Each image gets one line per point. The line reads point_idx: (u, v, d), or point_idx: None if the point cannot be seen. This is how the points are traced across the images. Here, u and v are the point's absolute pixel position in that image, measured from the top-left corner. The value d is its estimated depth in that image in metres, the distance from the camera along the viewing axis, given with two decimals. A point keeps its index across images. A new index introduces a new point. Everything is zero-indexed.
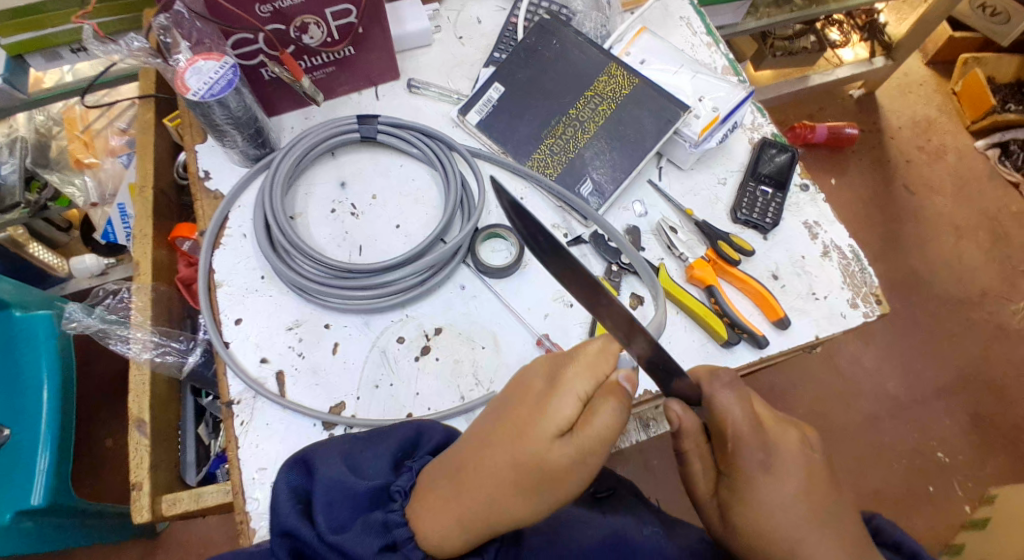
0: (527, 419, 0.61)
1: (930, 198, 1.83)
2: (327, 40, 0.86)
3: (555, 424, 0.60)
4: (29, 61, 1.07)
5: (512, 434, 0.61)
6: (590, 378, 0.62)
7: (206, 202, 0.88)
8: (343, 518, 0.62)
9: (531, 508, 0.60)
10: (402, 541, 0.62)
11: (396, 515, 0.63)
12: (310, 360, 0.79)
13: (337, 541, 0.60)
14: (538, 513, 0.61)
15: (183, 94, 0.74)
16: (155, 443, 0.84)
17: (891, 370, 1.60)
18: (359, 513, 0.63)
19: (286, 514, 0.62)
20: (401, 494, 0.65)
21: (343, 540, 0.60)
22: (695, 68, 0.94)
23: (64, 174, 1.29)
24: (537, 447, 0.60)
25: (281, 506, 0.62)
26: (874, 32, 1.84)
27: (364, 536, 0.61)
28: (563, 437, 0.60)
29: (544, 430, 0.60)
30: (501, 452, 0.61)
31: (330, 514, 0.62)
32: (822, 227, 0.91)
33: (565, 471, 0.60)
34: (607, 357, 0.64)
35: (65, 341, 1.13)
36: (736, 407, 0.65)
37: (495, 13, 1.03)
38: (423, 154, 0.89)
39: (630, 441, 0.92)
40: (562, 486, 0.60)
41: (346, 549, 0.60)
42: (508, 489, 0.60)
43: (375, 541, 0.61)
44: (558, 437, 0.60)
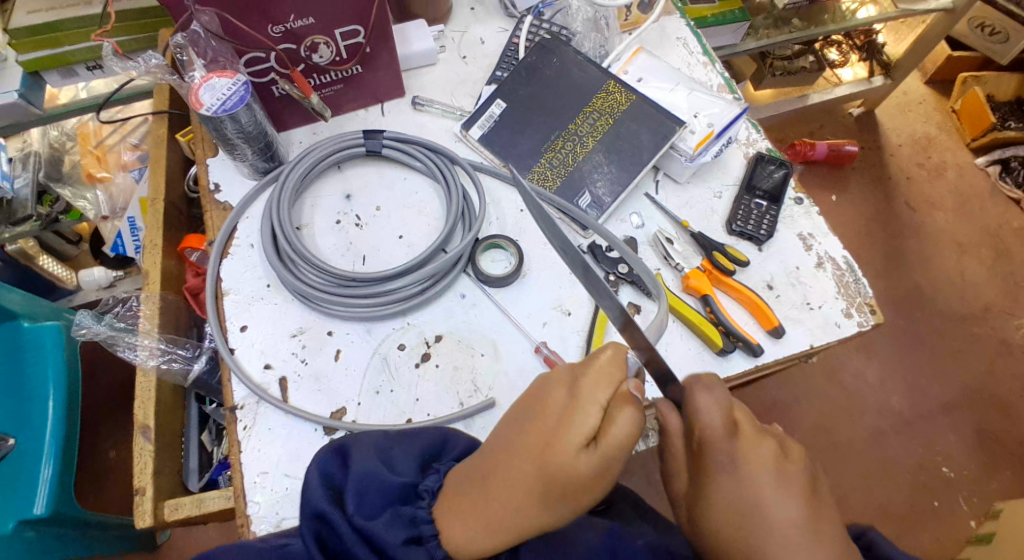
0: (552, 430, 0.63)
1: (931, 215, 1.85)
2: (336, 59, 0.90)
3: (581, 435, 0.62)
4: (46, 78, 1.12)
5: (537, 446, 0.63)
6: (607, 388, 0.65)
7: (216, 213, 0.91)
8: (374, 507, 0.64)
9: (524, 510, 0.62)
10: (427, 536, 0.64)
11: (423, 512, 0.65)
12: (313, 366, 0.81)
13: (369, 528, 0.62)
14: (532, 515, 0.62)
15: (196, 109, 0.78)
16: (159, 449, 0.86)
17: (894, 385, 1.60)
18: (388, 506, 0.65)
19: (318, 499, 0.63)
20: (429, 494, 0.68)
21: (373, 527, 0.62)
22: (691, 86, 0.97)
23: (76, 189, 1.33)
24: (562, 458, 0.62)
25: (313, 491, 0.64)
26: (872, 52, 1.89)
27: (392, 526, 0.63)
28: (589, 448, 0.62)
29: (569, 441, 0.62)
30: (525, 461, 0.63)
31: (361, 502, 0.64)
32: (816, 239, 0.93)
33: (585, 478, 0.62)
34: (617, 367, 0.66)
35: (70, 352, 1.16)
36: (716, 416, 0.66)
37: (498, 34, 1.07)
38: (426, 168, 0.92)
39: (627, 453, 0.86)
40: (569, 490, 0.62)
41: (376, 538, 0.62)
42: (518, 492, 0.62)
43: (402, 533, 0.63)
44: (583, 449, 0.62)
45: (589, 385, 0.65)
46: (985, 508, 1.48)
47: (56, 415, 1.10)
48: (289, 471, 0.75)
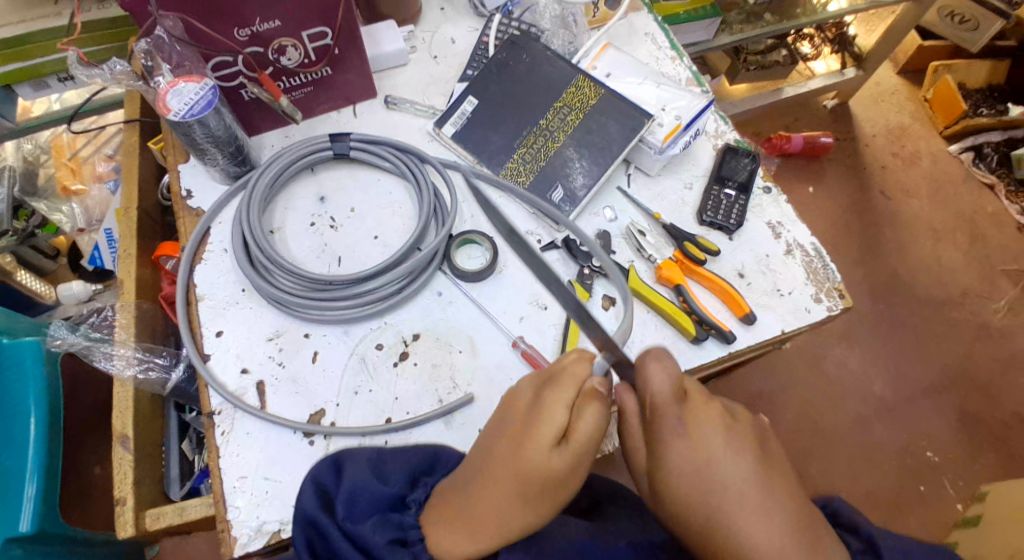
0: (524, 431, 0.65)
1: (907, 202, 1.88)
2: (304, 62, 0.90)
3: (550, 433, 0.64)
4: (17, 91, 1.09)
5: (515, 447, 0.64)
6: (573, 388, 0.67)
7: (188, 219, 0.91)
8: (362, 511, 0.64)
9: (504, 507, 0.62)
10: (413, 541, 0.63)
11: (411, 519, 0.65)
12: (290, 369, 0.81)
13: (354, 530, 0.62)
14: (512, 513, 0.62)
15: (164, 115, 0.78)
16: (138, 458, 0.86)
17: (877, 371, 1.63)
18: (377, 512, 0.64)
19: (309, 506, 0.64)
20: (416, 504, 0.67)
21: (360, 530, 0.62)
22: (658, 79, 0.98)
23: (52, 202, 1.33)
24: (535, 457, 0.63)
25: (304, 498, 0.66)
26: (843, 44, 1.92)
27: (379, 529, 0.62)
28: (560, 447, 0.64)
29: (542, 440, 0.64)
30: (503, 465, 0.64)
31: (350, 507, 0.64)
32: (785, 227, 0.94)
33: (558, 477, 0.63)
34: (582, 366, 0.69)
35: (52, 370, 1.14)
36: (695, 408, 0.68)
37: (468, 34, 1.07)
38: (396, 168, 0.92)
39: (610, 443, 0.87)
40: (547, 488, 0.63)
41: (362, 541, 0.62)
42: (495, 490, 0.63)
43: (388, 535, 0.62)
44: (555, 448, 0.64)
45: (555, 391, 0.67)
46: (970, 490, 1.51)
47: (39, 432, 1.09)
48: (269, 475, 0.75)
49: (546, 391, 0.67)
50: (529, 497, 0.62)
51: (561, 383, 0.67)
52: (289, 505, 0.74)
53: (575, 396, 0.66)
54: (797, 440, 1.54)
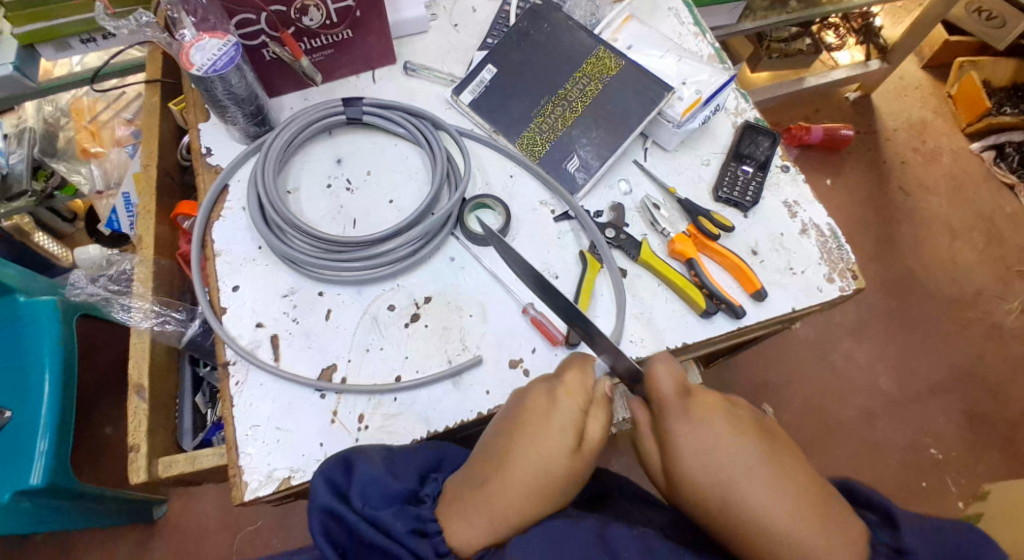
0: (536, 421, 0.66)
1: (925, 198, 1.86)
2: (325, 23, 0.90)
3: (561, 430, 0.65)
4: (39, 51, 1.12)
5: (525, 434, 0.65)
6: (583, 393, 0.67)
7: (207, 176, 0.92)
8: (381, 499, 0.64)
9: (510, 495, 0.62)
10: (432, 532, 0.63)
11: (428, 512, 0.65)
12: (304, 325, 0.82)
13: (377, 516, 0.62)
14: (514, 501, 0.62)
15: (188, 69, 0.78)
16: (153, 409, 0.88)
17: (887, 367, 1.62)
18: (394, 504, 0.64)
19: (326, 497, 0.63)
20: (429, 498, 0.67)
21: (381, 517, 0.62)
22: (680, 53, 0.98)
23: (71, 164, 1.34)
24: (553, 451, 0.64)
25: (320, 494, 0.63)
26: (869, 35, 1.89)
27: (398, 517, 0.63)
28: (577, 450, 0.65)
29: (557, 437, 0.64)
30: (514, 449, 0.65)
31: (366, 496, 0.64)
32: (801, 206, 0.94)
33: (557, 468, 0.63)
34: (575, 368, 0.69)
35: (70, 329, 1.17)
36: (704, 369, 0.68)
37: (489, 3, 1.07)
38: (409, 133, 0.93)
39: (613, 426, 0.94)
40: (545, 470, 0.63)
41: (385, 527, 0.62)
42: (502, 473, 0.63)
43: (408, 523, 0.62)
44: (574, 447, 0.65)
45: (567, 386, 0.67)
46: (975, 491, 1.50)
47: (53, 393, 1.11)
48: (280, 425, 0.77)
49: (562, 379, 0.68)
50: (539, 472, 0.63)
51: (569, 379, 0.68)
52: (298, 454, 0.75)
53: (588, 400, 0.68)
54: (802, 430, 1.54)
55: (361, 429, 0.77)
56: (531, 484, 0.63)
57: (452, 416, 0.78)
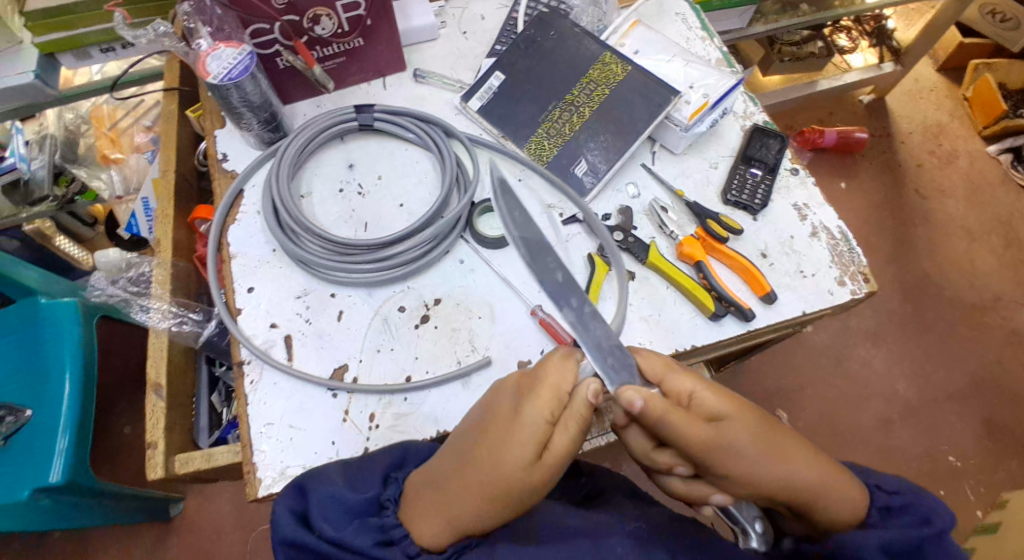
0: (501, 432, 0.66)
1: (941, 201, 1.85)
2: (338, 32, 0.92)
3: (524, 441, 0.65)
4: (60, 60, 1.14)
5: (488, 447, 0.66)
6: (555, 401, 0.66)
7: (224, 180, 0.94)
8: (342, 520, 0.66)
9: (472, 504, 0.65)
10: (397, 540, 0.66)
11: (391, 519, 0.67)
12: (316, 326, 0.84)
13: (338, 538, 0.65)
14: (476, 509, 0.65)
15: (204, 78, 0.81)
16: (170, 407, 0.90)
17: (902, 372, 1.61)
18: (356, 518, 0.67)
19: (288, 527, 0.66)
20: (392, 503, 0.69)
21: (343, 537, 0.65)
22: (687, 57, 0.99)
23: (91, 170, 1.36)
24: (512, 472, 0.64)
25: (281, 522, 0.66)
26: (882, 38, 1.88)
27: (361, 533, 0.66)
28: (539, 460, 0.65)
29: (518, 457, 0.64)
30: (471, 463, 0.66)
31: (327, 517, 0.66)
32: (811, 209, 0.95)
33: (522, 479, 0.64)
34: (568, 367, 0.68)
35: (90, 331, 1.19)
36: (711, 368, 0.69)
37: (498, 10, 1.09)
38: (419, 140, 0.95)
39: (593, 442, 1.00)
40: (505, 481, 0.64)
41: (348, 546, 0.65)
42: (463, 483, 0.65)
43: (372, 536, 0.66)
44: (537, 459, 0.65)
45: (535, 400, 0.66)
46: (992, 497, 1.49)
47: (73, 392, 1.13)
48: (293, 423, 0.78)
49: (533, 390, 0.67)
50: (497, 484, 0.64)
51: (540, 389, 0.67)
52: (311, 452, 0.77)
53: (559, 411, 0.67)
54: (815, 436, 1.53)
55: (372, 428, 0.79)
56: (488, 494, 0.65)
57: (461, 415, 0.80)
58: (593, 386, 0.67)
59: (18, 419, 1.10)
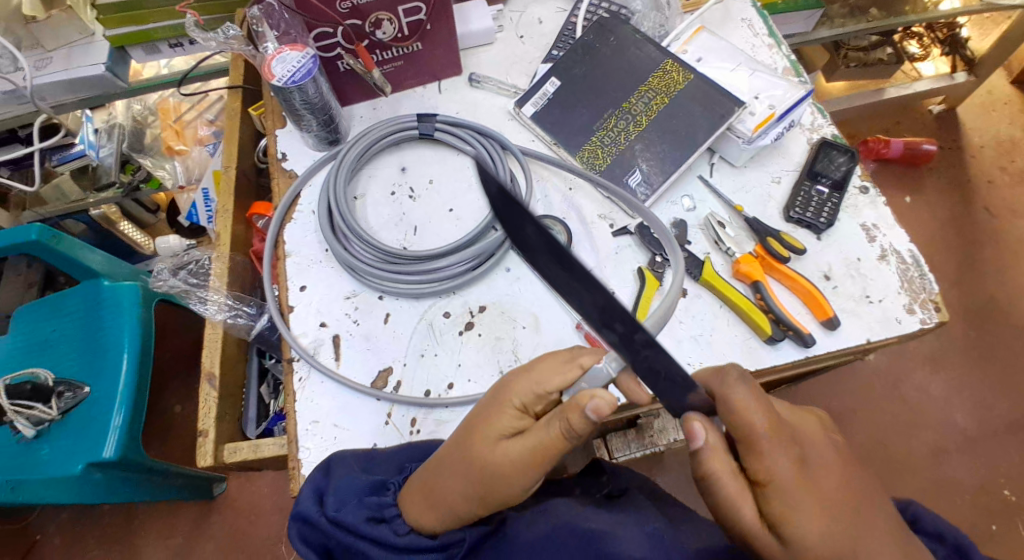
0: (482, 418, 0.66)
1: (1013, 221, 1.74)
2: (398, 36, 0.92)
3: (501, 429, 0.65)
4: (131, 53, 1.19)
5: (469, 432, 0.66)
6: (532, 394, 0.65)
7: (282, 179, 0.95)
8: (345, 497, 0.67)
9: (460, 492, 0.64)
10: (389, 518, 0.67)
11: (388, 499, 0.69)
12: (363, 328, 0.85)
13: (336, 515, 0.66)
14: (462, 497, 0.64)
15: (268, 80, 0.82)
16: (221, 396, 0.91)
17: (961, 401, 1.53)
18: (358, 495, 0.68)
19: (305, 506, 0.68)
20: (396, 486, 0.71)
21: (341, 514, 0.66)
22: (753, 66, 0.95)
23: (156, 159, 1.39)
24: (482, 451, 0.64)
25: (303, 501, 0.68)
26: (954, 47, 1.79)
27: (358, 509, 0.67)
28: (507, 440, 0.64)
29: (488, 437, 0.64)
30: (456, 448, 0.66)
31: (337, 494, 0.68)
32: (880, 230, 0.90)
33: (509, 470, 0.63)
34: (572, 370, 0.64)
35: (148, 313, 1.23)
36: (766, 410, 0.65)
37: (556, 14, 1.07)
38: (476, 152, 0.94)
39: (628, 454, 1.02)
40: (486, 468, 0.63)
41: (345, 522, 0.66)
42: (454, 470, 0.65)
43: (365, 512, 0.67)
44: (504, 439, 0.65)
45: (515, 385, 0.66)
46: None
47: (129, 370, 1.16)
48: (338, 422, 0.79)
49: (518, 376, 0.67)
50: (478, 472, 0.64)
51: (526, 374, 0.66)
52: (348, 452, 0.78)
53: (540, 405, 0.66)
54: (865, 462, 1.46)
55: (413, 433, 0.79)
56: (469, 480, 0.64)
57: None
58: (596, 399, 0.59)
59: (76, 394, 1.14)
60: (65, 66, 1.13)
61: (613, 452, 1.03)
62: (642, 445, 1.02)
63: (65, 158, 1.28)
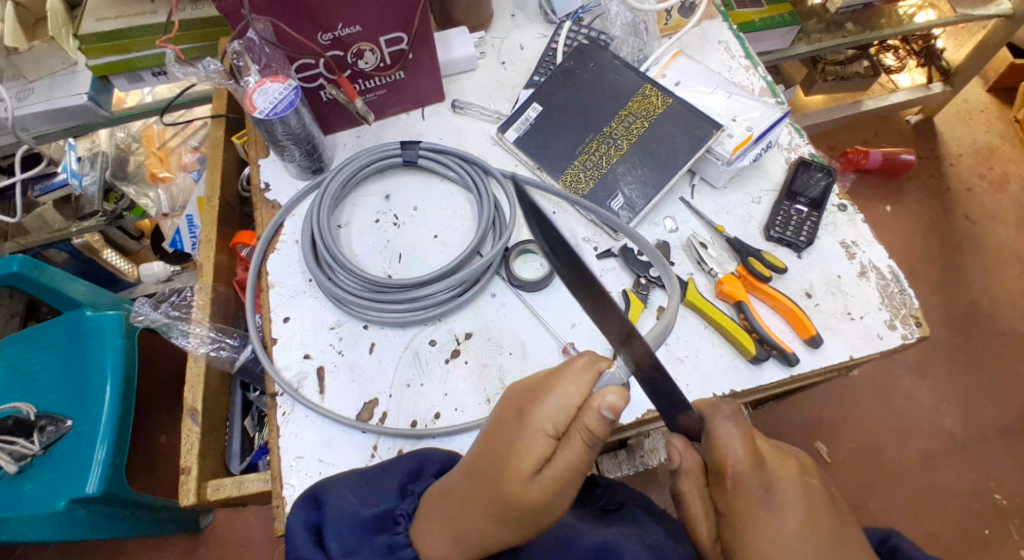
0: (506, 450, 0.63)
1: (992, 227, 1.77)
2: (380, 66, 0.93)
3: (530, 463, 0.62)
4: (114, 82, 1.19)
5: (494, 465, 0.63)
6: (563, 416, 0.62)
7: (265, 210, 0.95)
8: (352, 545, 0.66)
9: (489, 528, 0.64)
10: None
11: (401, 538, 0.68)
12: (349, 358, 0.84)
13: None
14: (491, 533, 0.64)
15: (250, 112, 0.82)
16: (205, 432, 0.91)
17: (949, 407, 1.54)
18: (366, 537, 0.67)
19: (302, 547, 0.66)
20: (405, 518, 0.69)
21: None
22: (730, 89, 0.97)
23: (140, 187, 1.40)
24: (512, 488, 0.62)
25: (297, 540, 0.66)
26: (930, 57, 1.82)
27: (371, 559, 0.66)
28: (538, 475, 0.62)
29: (517, 474, 0.62)
30: (479, 482, 0.64)
31: (341, 541, 0.66)
32: (860, 247, 0.91)
33: (541, 506, 0.62)
34: (577, 388, 0.63)
35: (132, 342, 1.22)
36: (736, 444, 0.66)
37: (537, 40, 1.09)
38: (459, 178, 0.94)
39: (620, 472, 1.02)
40: (520, 507, 0.62)
41: None
42: (481, 505, 0.64)
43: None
44: (534, 475, 0.62)
45: (542, 410, 0.63)
46: None
47: (113, 400, 1.15)
48: (323, 457, 0.79)
49: (545, 396, 0.63)
50: (511, 512, 0.62)
51: (548, 398, 0.63)
52: None
53: (566, 423, 0.63)
54: (856, 474, 1.47)
55: None
56: (495, 516, 0.63)
57: None
58: (609, 397, 0.61)
59: (59, 429, 1.13)
60: (46, 97, 1.12)
61: (604, 472, 1.01)
62: (636, 462, 1.02)
63: (46, 188, 1.27)
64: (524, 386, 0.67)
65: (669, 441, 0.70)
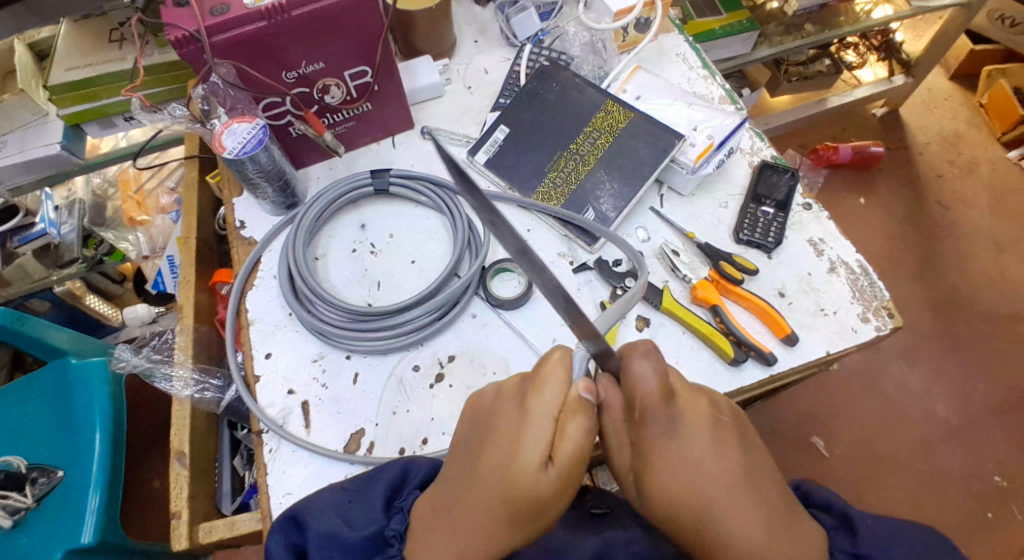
0: (506, 448, 0.65)
1: (965, 212, 1.82)
2: (346, 99, 0.95)
3: (535, 453, 0.63)
4: (86, 129, 1.19)
5: (500, 466, 0.64)
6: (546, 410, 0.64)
7: (242, 248, 0.96)
8: None
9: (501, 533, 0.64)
10: None
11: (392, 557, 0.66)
12: (332, 391, 0.85)
13: None
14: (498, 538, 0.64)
15: (219, 153, 0.83)
16: (193, 474, 0.91)
17: (938, 391, 1.56)
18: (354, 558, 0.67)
19: None
20: (398, 538, 0.68)
21: None
22: (690, 100, 0.99)
23: (118, 232, 1.40)
24: (521, 479, 0.63)
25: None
26: (890, 51, 1.87)
27: None
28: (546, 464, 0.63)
29: (520, 465, 0.63)
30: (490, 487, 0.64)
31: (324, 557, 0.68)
32: (827, 244, 0.94)
33: (547, 500, 0.63)
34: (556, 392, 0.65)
35: (118, 386, 1.23)
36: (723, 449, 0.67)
37: (501, 63, 1.11)
38: (432, 203, 0.96)
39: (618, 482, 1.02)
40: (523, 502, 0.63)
41: None
42: (485, 510, 0.64)
43: None
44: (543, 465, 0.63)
45: (537, 398, 0.65)
46: None
47: (104, 447, 1.15)
48: None
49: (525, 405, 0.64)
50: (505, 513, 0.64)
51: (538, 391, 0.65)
52: None
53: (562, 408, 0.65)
54: (851, 464, 1.49)
55: None
56: (500, 517, 0.64)
57: None
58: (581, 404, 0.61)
59: (51, 480, 1.11)
60: (20, 149, 1.13)
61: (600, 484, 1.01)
62: None
63: (26, 239, 1.27)
64: (505, 392, 0.68)
65: (600, 379, 0.71)
